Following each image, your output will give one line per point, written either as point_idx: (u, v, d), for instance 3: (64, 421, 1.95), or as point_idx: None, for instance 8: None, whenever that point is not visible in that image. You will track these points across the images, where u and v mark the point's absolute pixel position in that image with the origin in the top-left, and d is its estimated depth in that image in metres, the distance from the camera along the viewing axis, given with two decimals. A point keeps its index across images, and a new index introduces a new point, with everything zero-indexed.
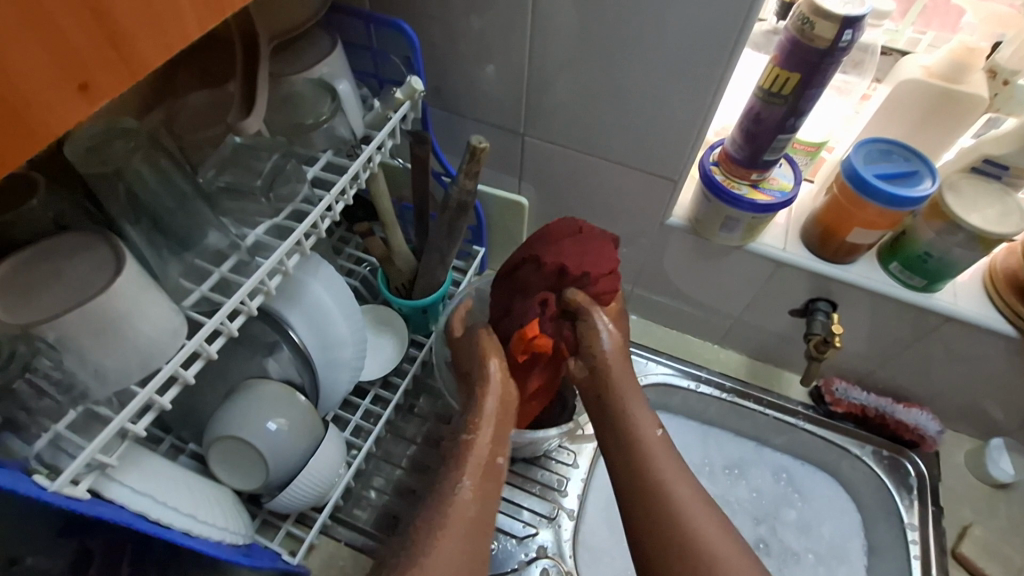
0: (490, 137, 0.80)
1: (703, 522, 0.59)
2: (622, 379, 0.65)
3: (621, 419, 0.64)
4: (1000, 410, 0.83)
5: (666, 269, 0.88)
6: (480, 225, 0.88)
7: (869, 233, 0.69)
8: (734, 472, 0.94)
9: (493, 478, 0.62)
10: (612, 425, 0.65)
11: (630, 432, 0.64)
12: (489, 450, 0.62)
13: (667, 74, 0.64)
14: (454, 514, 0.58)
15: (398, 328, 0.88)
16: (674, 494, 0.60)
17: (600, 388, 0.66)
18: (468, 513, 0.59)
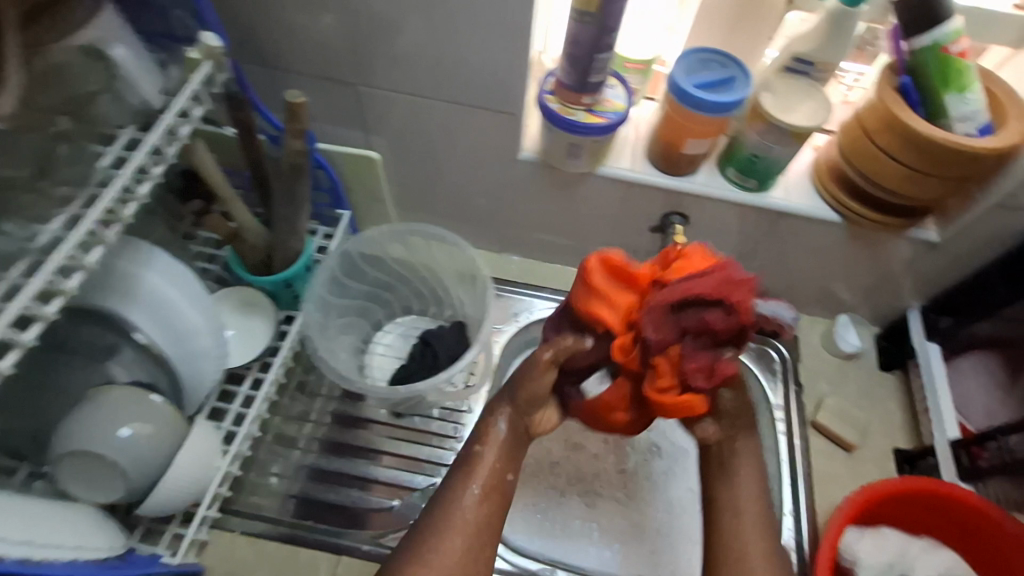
0: (322, 91, 0.75)
1: (758, 543, 0.64)
2: (721, 457, 0.70)
3: (727, 471, 0.69)
4: (845, 291, 0.91)
5: (533, 204, 0.88)
6: (335, 187, 0.84)
7: (703, 142, 0.72)
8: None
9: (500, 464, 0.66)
10: (726, 489, 0.68)
11: (729, 483, 0.68)
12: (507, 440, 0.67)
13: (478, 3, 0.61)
14: (462, 530, 0.61)
15: (263, 307, 0.83)
16: (743, 544, 0.64)
17: (716, 456, 0.71)
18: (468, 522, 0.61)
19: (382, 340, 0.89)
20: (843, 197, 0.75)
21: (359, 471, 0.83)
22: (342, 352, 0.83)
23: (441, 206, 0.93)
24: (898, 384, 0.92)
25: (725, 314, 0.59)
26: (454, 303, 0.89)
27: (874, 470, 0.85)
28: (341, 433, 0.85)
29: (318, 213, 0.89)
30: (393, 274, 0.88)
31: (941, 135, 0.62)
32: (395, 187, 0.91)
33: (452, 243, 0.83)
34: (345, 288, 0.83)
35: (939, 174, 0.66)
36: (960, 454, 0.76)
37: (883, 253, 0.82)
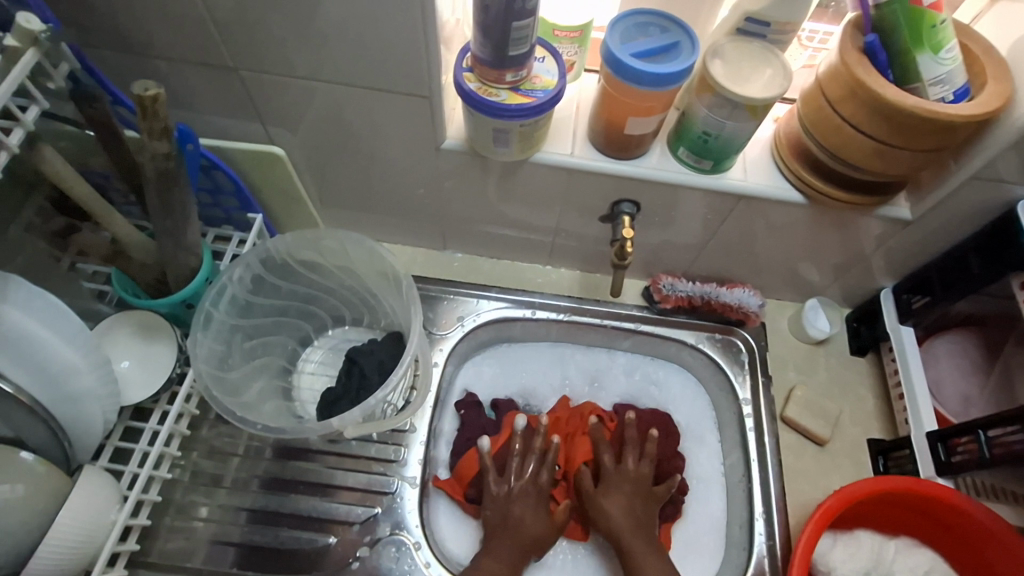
0: (199, 78, 0.63)
1: None
2: (625, 528, 0.72)
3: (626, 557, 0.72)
4: (813, 272, 0.84)
5: (468, 197, 0.79)
6: (240, 190, 0.73)
7: (647, 120, 0.63)
8: (589, 388, 0.90)
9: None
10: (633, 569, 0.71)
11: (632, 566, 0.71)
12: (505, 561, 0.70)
13: None
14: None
15: (164, 330, 0.73)
16: None
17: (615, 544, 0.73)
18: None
19: (312, 358, 0.81)
20: (806, 173, 0.67)
21: (285, 508, 0.74)
22: (256, 379, 0.74)
23: (368, 202, 0.83)
24: (870, 369, 0.86)
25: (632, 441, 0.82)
26: (387, 310, 0.80)
27: (847, 464, 0.80)
28: (270, 464, 0.77)
29: (227, 218, 0.79)
30: (314, 283, 0.78)
31: (913, 102, 0.54)
32: (313, 183, 0.80)
33: (375, 247, 0.73)
34: (255, 306, 0.74)
35: (911, 145, 0.58)
36: (938, 447, 0.70)
37: (851, 233, 0.74)
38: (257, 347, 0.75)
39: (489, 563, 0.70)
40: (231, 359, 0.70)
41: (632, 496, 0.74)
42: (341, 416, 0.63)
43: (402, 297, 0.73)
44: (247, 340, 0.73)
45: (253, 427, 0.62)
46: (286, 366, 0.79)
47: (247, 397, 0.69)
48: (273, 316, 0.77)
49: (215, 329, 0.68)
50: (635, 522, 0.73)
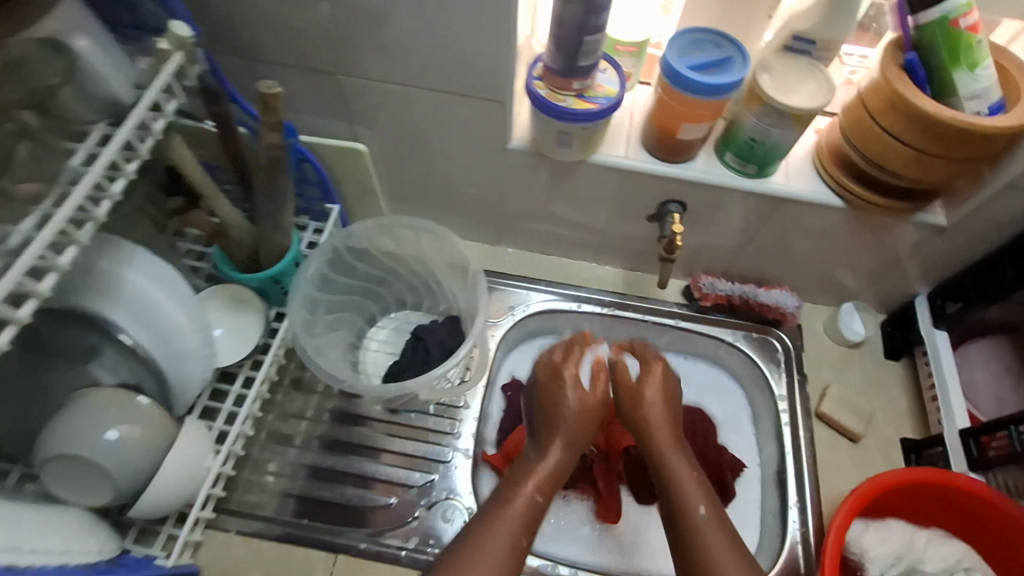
0: (302, 82, 0.72)
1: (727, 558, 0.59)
2: (662, 441, 0.70)
3: (666, 477, 0.67)
4: (849, 277, 0.89)
5: (525, 195, 0.86)
6: (323, 181, 0.83)
7: (699, 126, 0.69)
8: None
9: (538, 480, 0.65)
10: (674, 493, 0.65)
11: (681, 510, 0.64)
12: (563, 452, 0.68)
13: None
14: (505, 544, 0.59)
15: (253, 303, 0.82)
16: (713, 555, 0.59)
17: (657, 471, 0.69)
18: (505, 543, 0.59)
19: (377, 336, 0.89)
20: (846, 180, 0.72)
21: (354, 470, 0.82)
22: (333, 349, 0.82)
23: (432, 198, 0.91)
24: (904, 372, 0.89)
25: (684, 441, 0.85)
26: (448, 296, 0.88)
27: (880, 461, 0.83)
28: (338, 430, 0.84)
29: (306, 207, 0.88)
30: (385, 268, 0.86)
31: (951, 114, 0.59)
32: (384, 178, 0.89)
33: (444, 236, 0.81)
34: (333, 285, 0.82)
35: (947, 154, 0.63)
36: (970, 443, 0.73)
37: (888, 238, 0.79)
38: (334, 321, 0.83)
39: (552, 446, 0.68)
40: (315, 328, 0.79)
41: (665, 401, 0.73)
42: (417, 380, 0.71)
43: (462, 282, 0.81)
44: (326, 314, 0.82)
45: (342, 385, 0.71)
46: (354, 342, 0.87)
47: (328, 362, 0.78)
48: (348, 295, 0.85)
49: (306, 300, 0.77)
50: (675, 439, 0.70)
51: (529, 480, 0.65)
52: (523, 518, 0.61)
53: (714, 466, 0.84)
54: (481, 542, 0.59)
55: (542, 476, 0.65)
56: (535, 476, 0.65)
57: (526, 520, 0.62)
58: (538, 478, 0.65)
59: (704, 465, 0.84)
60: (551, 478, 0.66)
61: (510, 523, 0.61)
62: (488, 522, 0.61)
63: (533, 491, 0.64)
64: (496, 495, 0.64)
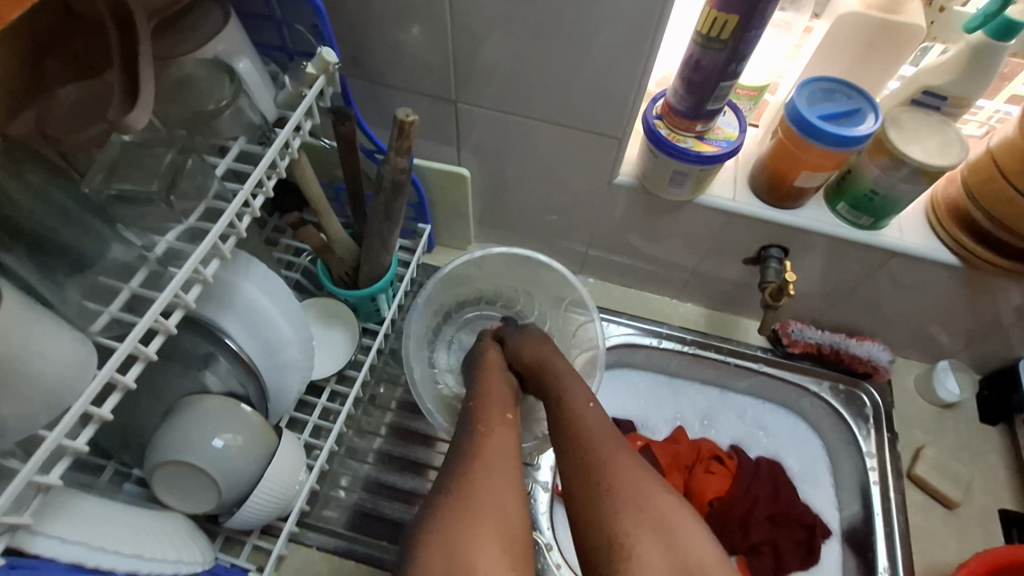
0: (419, 106, 0.74)
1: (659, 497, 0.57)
2: (589, 427, 0.62)
3: (564, 403, 0.66)
4: (946, 335, 0.86)
5: (617, 228, 0.86)
6: (422, 203, 0.85)
7: (818, 175, 0.69)
8: (704, 424, 0.94)
9: (503, 394, 0.67)
10: (574, 458, 0.61)
11: (570, 408, 0.65)
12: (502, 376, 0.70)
13: (601, 38, 0.61)
14: (489, 454, 0.59)
15: (346, 318, 0.84)
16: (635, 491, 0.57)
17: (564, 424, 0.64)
18: (507, 471, 0.59)
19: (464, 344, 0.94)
20: (962, 237, 0.70)
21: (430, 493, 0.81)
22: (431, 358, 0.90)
23: (521, 224, 0.92)
24: (1001, 439, 0.85)
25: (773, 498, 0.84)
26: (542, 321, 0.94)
27: (977, 532, 0.79)
28: (415, 452, 0.84)
29: None
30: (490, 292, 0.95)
31: None
32: (477, 202, 0.90)
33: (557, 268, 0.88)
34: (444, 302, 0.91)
35: None
36: None
37: (999, 300, 0.76)
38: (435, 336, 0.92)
39: (499, 378, 0.70)
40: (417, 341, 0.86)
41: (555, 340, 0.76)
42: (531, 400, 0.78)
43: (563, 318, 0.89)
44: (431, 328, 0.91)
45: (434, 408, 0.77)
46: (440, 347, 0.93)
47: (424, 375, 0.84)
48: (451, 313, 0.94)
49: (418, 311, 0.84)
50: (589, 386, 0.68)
51: (487, 393, 0.67)
52: (501, 419, 0.64)
53: (802, 525, 0.83)
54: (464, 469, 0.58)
55: (501, 376, 0.70)
56: (500, 405, 0.66)
57: (508, 457, 0.60)
58: (495, 394, 0.67)
59: (789, 522, 0.83)
60: (501, 390, 0.68)
61: (471, 422, 0.63)
62: (458, 445, 0.62)
63: (496, 423, 0.63)
64: (477, 408, 0.65)
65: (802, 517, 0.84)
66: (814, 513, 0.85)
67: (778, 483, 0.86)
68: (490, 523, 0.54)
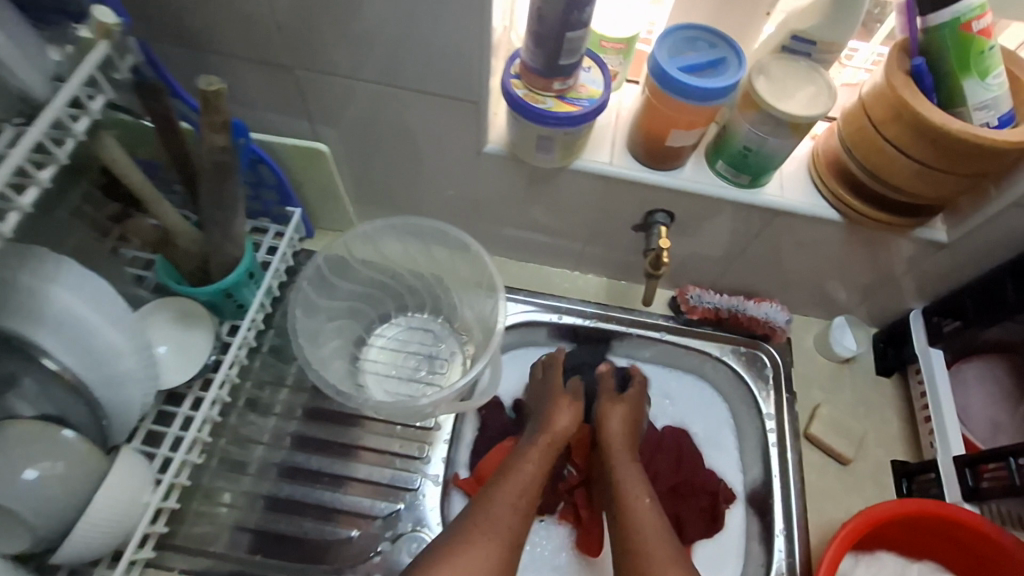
0: (254, 76, 0.65)
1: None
2: (627, 494, 0.71)
3: (616, 466, 0.74)
4: (843, 292, 0.84)
5: (502, 201, 0.80)
6: (283, 187, 0.78)
7: (690, 133, 0.64)
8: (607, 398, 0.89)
9: (533, 475, 0.70)
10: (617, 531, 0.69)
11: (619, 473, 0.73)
12: (551, 433, 0.74)
13: None
14: (503, 520, 0.66)
15: (204, 323, 0.75)
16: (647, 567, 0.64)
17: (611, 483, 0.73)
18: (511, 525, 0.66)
19: (387, 334, 0.84)
20: (847, 195, 0.67)
21: (313, 499, 0.75)
22: (336, 355, 0.77)
23: (401, 200, 0.85)
24: (895, 391, 0.85)
25: (675, 466, 0.82)
26: (456, 307, 0.84)
27: (870, 486, 0.79)
28: (297, 455, 0.78)
29: (265, 210, 0.83)
30: (398, 280, 0.83)
31: (958, 126, 0.54)
32: (349, 180, 0.82)
33: (473, 251, 0.76)
34: (340, 291, 0.77)
35: (952, 169, 0.58)
36: (965, 472, 0.69)
37: (884, 253, 0.74)
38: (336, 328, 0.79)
39: (529, 453, 0.72)
40: (315, 339, 0.74)
41: (629, 425, 0.78)
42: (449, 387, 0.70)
43: (482, 297, 0.77)
44: (330, 321, 0.77)
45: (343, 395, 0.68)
46: (361, 336, 0.83)
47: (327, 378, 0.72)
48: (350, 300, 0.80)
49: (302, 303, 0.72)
50: (629, 438, 0.77)
51: (522, 464, 0.71)
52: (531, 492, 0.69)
53: (705, 492, 0.81)
54: (481, 521, 0.66)
55: (549, 444, 0.73)
56: (526, 469, 0.71)
57: (526, 499, 0.68)
58: (523, 472, 0.70)
59: (689, 491, 0.81)
60: (540, 469, 0.71)
61: (509, 492, 0.68)
62: (486, 516, 0.66)
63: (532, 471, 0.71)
64: (504, 486, 0.69)
65: (705, 484, 0.82)
66: (717, 478, 0.83)
67: (682, 450, 0.84)
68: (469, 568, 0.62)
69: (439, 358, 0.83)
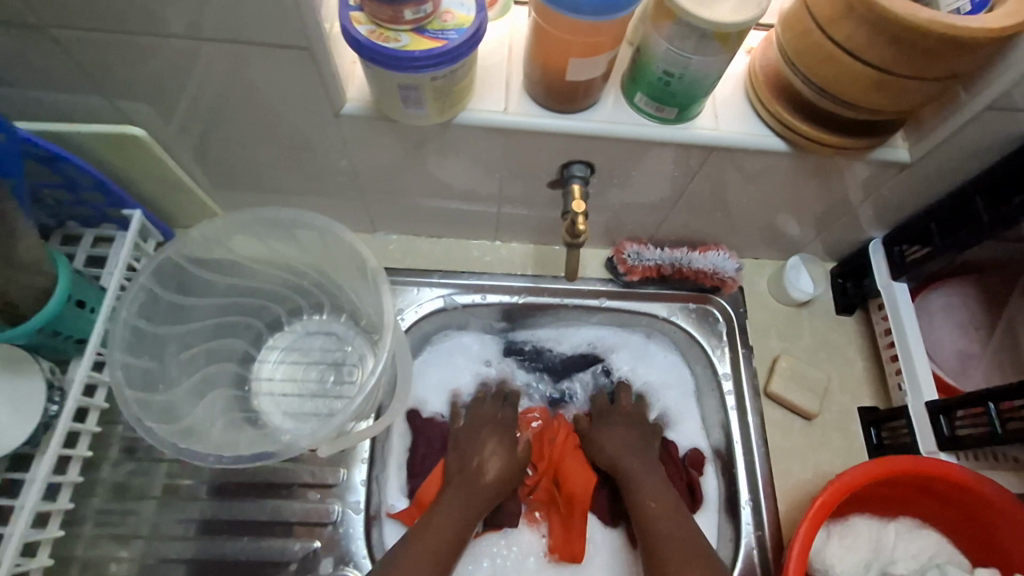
0: (4, 43, 0.48)
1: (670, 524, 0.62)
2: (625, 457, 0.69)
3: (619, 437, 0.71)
4: (795, 229, 0.74)
5: (387, 171, 0.66)
6: (109, 187, 0.62)
7: (593, 62, 0.50)
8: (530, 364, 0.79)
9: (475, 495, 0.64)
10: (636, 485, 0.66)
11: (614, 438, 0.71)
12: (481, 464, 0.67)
13: None
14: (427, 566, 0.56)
15: (28, 369, 0.59)
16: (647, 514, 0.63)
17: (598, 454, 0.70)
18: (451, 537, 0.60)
19: (278, 345, 0.70)
20: (791, 118, 0.55)
21: (214, 552, 0.64)
22: (200, 392, 0.63)
23: (268, 183, 0.69)
24: (858, 328, 0.77)
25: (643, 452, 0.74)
26: (353, 301, 0.70)
27: (838, 438, 0.72)
28: (191, 505, 0.66)
29: (100, 216, 0.67)
30: (276, 280, 0.68)
31: (927, 16, 0.42)
32: (195, 165, 0.66)
33: (352, 241, 0.60)
34: (194, 307, 0.63)
35: (918, 74, 0.46)
36: (939, 420, 0.62)
37: (838, 182, 0.63)
38: (201, 354, 0.65)
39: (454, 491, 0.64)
40: (166, 374, 0.60)
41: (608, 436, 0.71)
42: (350, 404, 0.56)
43: (375, 291, 0.62)
44: (184, 349, 0.63)
45: (202, 458, 0.53)
46: (247, 354, 0.69)
47: (190, 422, 0.59)
48: (214, 316, 0.65)
49: (138, 337, 0.57)
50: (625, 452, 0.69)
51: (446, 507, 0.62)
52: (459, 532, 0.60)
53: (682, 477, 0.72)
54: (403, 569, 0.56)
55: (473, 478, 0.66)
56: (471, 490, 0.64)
57: (461, 539, 0.61)
58: (454, 513, 0.62)
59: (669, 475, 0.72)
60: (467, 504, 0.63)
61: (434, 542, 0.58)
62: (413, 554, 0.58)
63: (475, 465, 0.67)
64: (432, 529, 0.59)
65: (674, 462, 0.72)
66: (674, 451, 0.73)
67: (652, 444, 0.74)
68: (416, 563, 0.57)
69: (346, 364, 0.70)
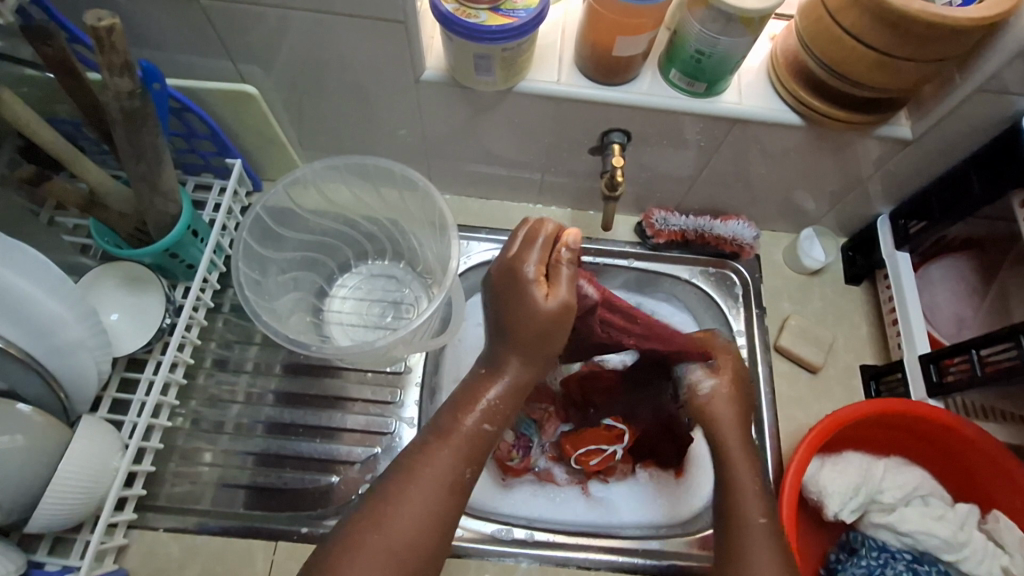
0: (160, 11, 0.60)
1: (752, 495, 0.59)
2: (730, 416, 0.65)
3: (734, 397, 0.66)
4: (810, 202, 0.82)
5: (450, 134, 0.76)
6: (219, 138, 0.74)
7: (637, 39, 0.59)
8: None
9: (510, 398, 0.55)
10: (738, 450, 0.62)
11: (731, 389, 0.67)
12: (524, 368, 0.55)
13: None
14: (442, 477, 0.51)
15: (151, 285, 0.71)
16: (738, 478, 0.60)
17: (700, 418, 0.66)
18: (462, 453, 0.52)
19: (347, 284, 0.81)
20: (806, 95, 0.63)
21: (290, 451, 0.75)
22: (292, 312, 0.75)
23: (346, 142, 0.80)
24: (864, 297, 0.85)
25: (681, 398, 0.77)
26: (416, 248, 0.80)
27: (839, 390, 0.80)
28: (271, 412, 0.77)
29: (205, 164, 0.79)
30: (350, 225, 0.79)
31: (918, 5, 0.50)
32: (289, 123, 0.78)
33: (427, 192, 0.71)
34: (289, 240, 0.74)
35: (914, 56, 0.55)
36: (930, 368, 0.70)
37: (847, 158, 0.71)
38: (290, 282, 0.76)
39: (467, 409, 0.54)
40: (269, 289, 0.72)
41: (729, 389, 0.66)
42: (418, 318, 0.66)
43: (439, 232, 0.73)
44: (280, 273, 0.74)
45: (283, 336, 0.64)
46: (322, 289, 0.81)
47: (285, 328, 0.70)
48: (301, 250, 0.77)
49: (248, 254, 0.68)
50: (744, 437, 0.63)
51: (470, 409, 0.53)
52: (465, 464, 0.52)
53: None
54: (415, 474, 0.50)
55: (503, 388, 0.54)
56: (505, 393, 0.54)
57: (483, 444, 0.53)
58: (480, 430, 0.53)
59: None
60: (498, 410, 0.54)
61: (451, 449, 0.52)
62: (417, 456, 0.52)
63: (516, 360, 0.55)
64: (422, 471, 0.51)
65: None
66: None
67: None
68: (425, 472, 0.51)
69: (404, 303, 0.80)
